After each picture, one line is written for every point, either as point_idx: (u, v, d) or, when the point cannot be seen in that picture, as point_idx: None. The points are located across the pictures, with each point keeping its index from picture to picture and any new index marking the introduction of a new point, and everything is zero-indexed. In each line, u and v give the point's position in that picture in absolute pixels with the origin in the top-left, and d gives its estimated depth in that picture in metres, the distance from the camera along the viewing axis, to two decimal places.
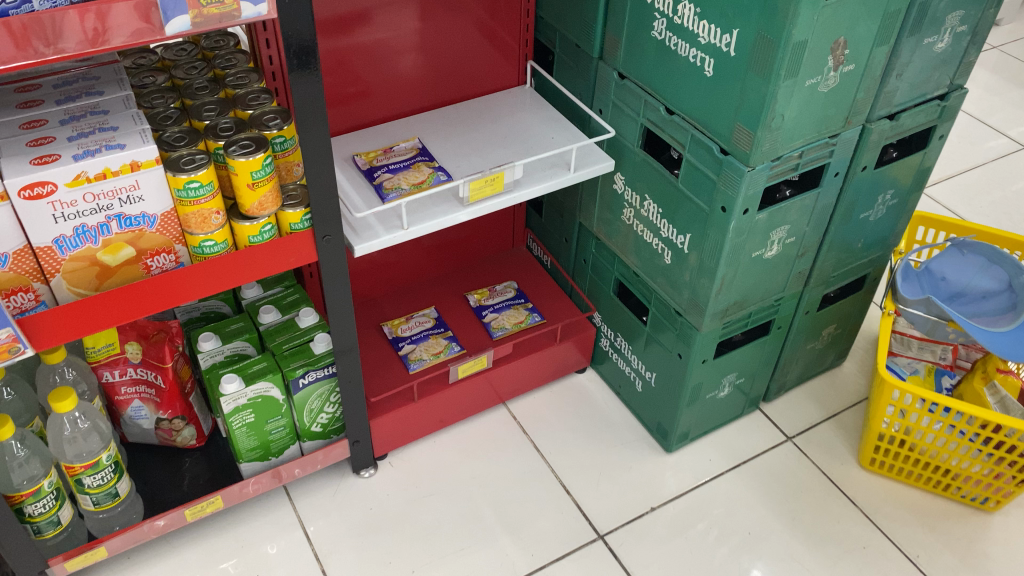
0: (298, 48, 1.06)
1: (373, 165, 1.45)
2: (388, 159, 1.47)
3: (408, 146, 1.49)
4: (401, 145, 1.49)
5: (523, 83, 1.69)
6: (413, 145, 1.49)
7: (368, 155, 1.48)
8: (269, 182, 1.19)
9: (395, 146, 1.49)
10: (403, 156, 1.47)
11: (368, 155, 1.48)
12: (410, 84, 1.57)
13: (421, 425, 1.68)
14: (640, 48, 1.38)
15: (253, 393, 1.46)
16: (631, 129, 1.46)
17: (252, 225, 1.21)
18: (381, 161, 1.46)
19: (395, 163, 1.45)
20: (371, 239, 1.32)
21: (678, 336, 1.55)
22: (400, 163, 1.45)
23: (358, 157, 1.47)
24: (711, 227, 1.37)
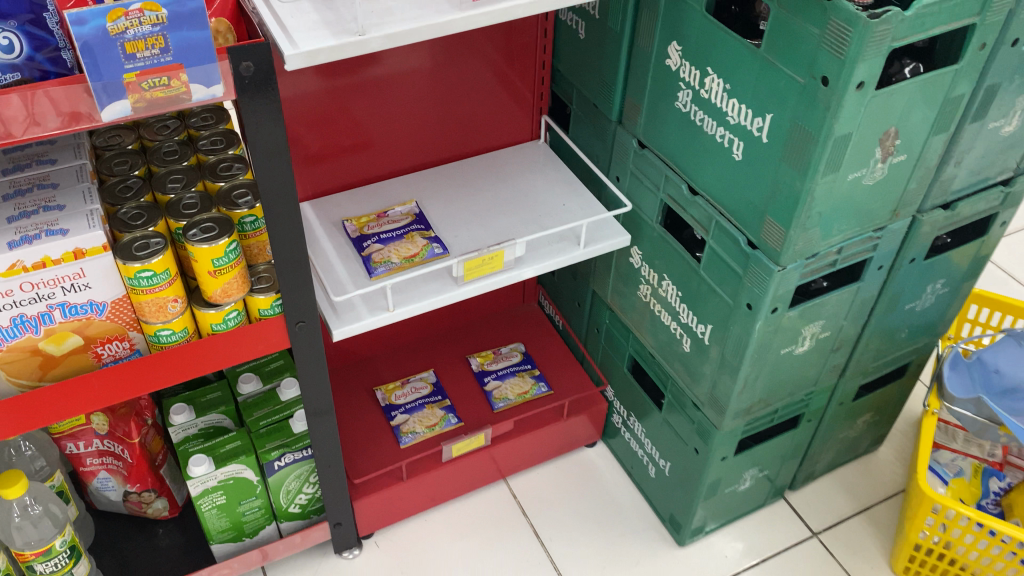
0: (262, 131, 0.93)
1: (363, 233, 1.32)
2: (381, 227, 1.33)
3: (403, 211, 1.36)
4: (396, 210, 1.36)
5: (537, 137, 1.55)
6: (409, 210, 1.36)
7: (359, 222, 1.34)
8: (234, 267, 1.06)
9: (389, 212, 1.36)
10: (397, 224, 1.34)
11: (359, 221, 1.34)
12: (412, 139, 1.43)
13: (411, 505, 1.55)
14: (662, 118, 1.23)
15: (224, 475, 1.34)
16: (650, 203, 1.31)
17: (216, 313, 1.08)
18: (373, 230, 1.33)
19: (388, 232, 1.32)
20: (349, 322, 1.18)
21: (695, 430, 1.40)
22: (393, 232, 1.32)
23: (348, 224, 1.34)
24: (734, 323, 1.22)
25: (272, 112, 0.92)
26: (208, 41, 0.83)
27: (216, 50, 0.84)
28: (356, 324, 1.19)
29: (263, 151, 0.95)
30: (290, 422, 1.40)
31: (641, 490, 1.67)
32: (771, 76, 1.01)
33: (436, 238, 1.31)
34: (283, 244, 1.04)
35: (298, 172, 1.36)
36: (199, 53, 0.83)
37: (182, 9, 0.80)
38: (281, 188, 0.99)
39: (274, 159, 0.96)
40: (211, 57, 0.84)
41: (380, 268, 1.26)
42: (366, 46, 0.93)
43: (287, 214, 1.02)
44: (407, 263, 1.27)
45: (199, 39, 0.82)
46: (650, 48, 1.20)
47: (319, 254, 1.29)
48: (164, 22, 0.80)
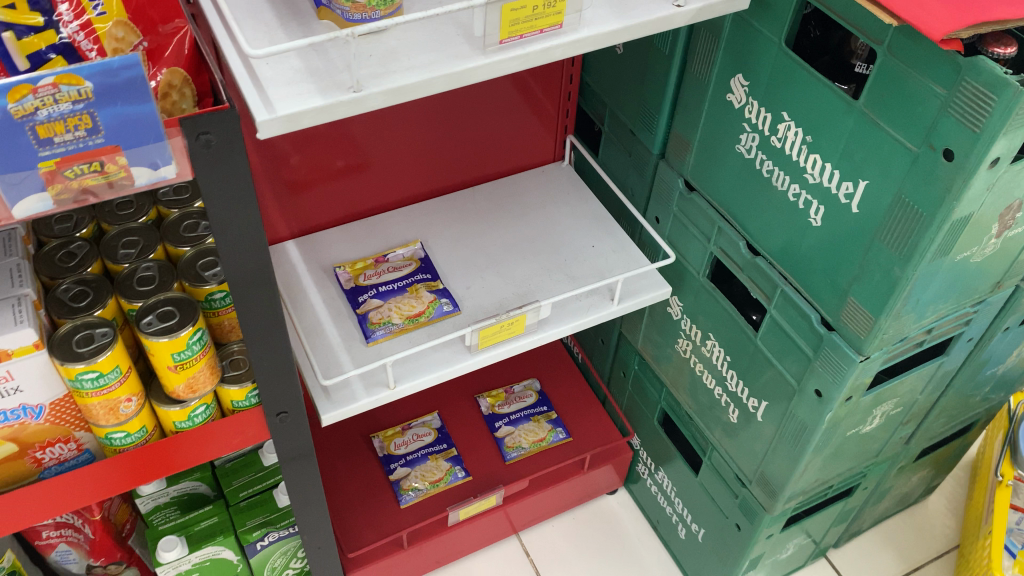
0: (231, 213, 0.73)
1: (359, 284, 1.12)
2: (379, 276, 1.13)
3: (406, 256, 1.16)
4: (398, 254, 1.16)
5: (560, 158, 1.34)
6: (413, 254, 1.16)
7: (354, 268, 1.14)
8: (201, 358, 0.88)
9: (390, 255, 1.16)
10: (399, 272, 1.14)
11: (354, 267, 1.15)
12: (418, 164, 1.22)
13: (412, 570, 1.39)
14: (718, 161, 1.03)
15: (198, 558, 1.17)
16: (697, 253, 1.12)
17: (181, 411, 0.90)
18: (370, 280, 1.13)
19: (388, 282, 1.12)
20: (342, 406, 0.99)
21: (739, 505, 1.23)
22: (394, 283, 1.12)
23: (341, 271, 1.14)
24: (797, 407, 1.03)
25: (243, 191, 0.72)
26: (153, 116, 0.62)
27: (165, 126, 0.63)
28: (350, 407, 1.00)
29: (233, 235, 0.75)
30: (274, 493, 1.22)
31: (668, 547, 1.51)
32: (870, 136, 0.81)
33: (443, 290, 1.11)
34: (262, 335, 0.85)
35: (282, 206, 1.15)
36: (141, 132, 0.62)
37: (113, 79, 0.59)
38: (257, 275, 0.79)
39: (247, 243, 0.76)
40: (158, 134, 0.63)
41: (378, 332, 1.06)
42: (364, 104, 0.72)
43: (264, 302, 0.82)
44: (409, 324, 1.07)
45: (140, 116, 0.62)
46: (707, 78, 0.99)
47: (305, 313, 1.09)
48: (90, 97, 0.59)
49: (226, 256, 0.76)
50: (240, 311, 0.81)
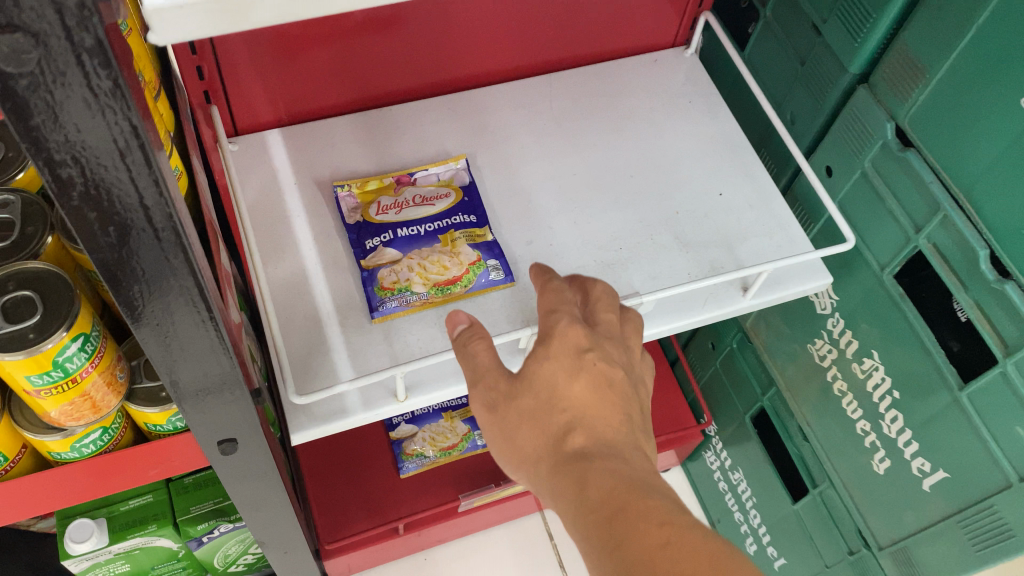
0: (100, 184, 0.35)
1: (369, 221, 0.74)
2: (400, 209, 0.74)
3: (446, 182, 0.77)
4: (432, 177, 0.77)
5: (684, 43, 0.92)
6: (455, 177, 0.77)
7: (365, 193, 0.76)
8: (88, 375, 0.52)
9: (420, 176, 0.77)
10: (429, 206, 0.74)
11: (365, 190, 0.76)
12: (477, 33, 0.81)
13: (403, 549, 1.10)
14: (973, 116, 0.62)
15: (123, 547, 0.87)
16: (885, 236, 0.73)
17: (60, 439, 0.56)
18: (387, 214, 0.74)
19: (413, 221, 0.73)
20: (325, 424, 0.65)
21: (849, 565, 0.90)
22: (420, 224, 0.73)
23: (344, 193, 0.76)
24: (1000, 505, 0.68)
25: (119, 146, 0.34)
26: None
27: None
28: (335, 424, 0.66)
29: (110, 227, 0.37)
30: None
31: None
32: None
33: (493, 245, 0.73)
34: (178, 358, 0.48)
35: (266, 78, 0.76)
36: None
37: None
38: (164, 281, 0.42)
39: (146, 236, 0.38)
40: None
41: (388, 306, 0.69)
42: None
43: (180, 317, 0.45)
44: (433, 297, 0.70)
45: None
46: None
47: (284, 261, 0.72)
48: None
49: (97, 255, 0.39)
50: (145, 331, 0.45)
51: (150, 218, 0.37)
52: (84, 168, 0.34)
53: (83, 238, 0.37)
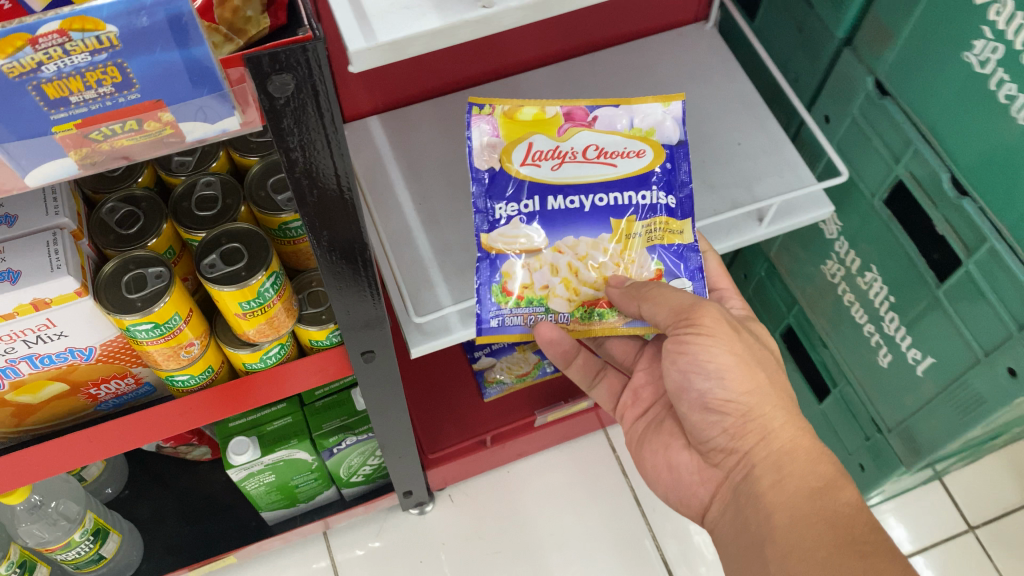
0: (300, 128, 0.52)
1: (534, 185, 0.83)
2: (545, 163, 0.83)
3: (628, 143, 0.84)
4: (612, 137, 0.84)
5: (703, 18, 1.08)
6: (655, 126, 0.84)
7: (512, 132, 0.83)
8: (275, 302, 0.72)
9: (598, 114, 0.84)
10: (606, 166, 0.84)
11: (512, 128, 0.83)
12: (533, 28, 0.98)
13: (491, 461, 1.32)
14: (932, 66, 0.78)
15: (272, 459, 1.08)
16: (877, 170, 0.89)
17: (252, 353, 0.76)
18: (533, 166, 0.83)
19: (574, 188, 0.83)
20: (436, 338, 0.84)
21: (870, 450, 1.08)
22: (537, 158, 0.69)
23: (481, 116, 0.83)
24: (974, 378, 0.86)
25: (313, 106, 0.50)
26: (207, 62, 0.43)
27: (223, 69, 0.45)
28: (445, 338, 0.84)
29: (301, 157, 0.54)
30: (353, 394, 1.12)
31: None
32: None
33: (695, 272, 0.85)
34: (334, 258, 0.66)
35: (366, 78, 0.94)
36: (191, 80, 0.44)
37: (146, 22, 0.40)
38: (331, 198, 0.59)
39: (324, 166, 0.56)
40: (214, 84, 0.45)
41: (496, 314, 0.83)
42: (494, 23, 0.51)
43: (346, 224, 0.62)
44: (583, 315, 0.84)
45: (184, 61, 0.43)
46: None
47: (392, 217, 0.91)
48: (116, 46, 0.40)
49: (297, 177, 0.56)
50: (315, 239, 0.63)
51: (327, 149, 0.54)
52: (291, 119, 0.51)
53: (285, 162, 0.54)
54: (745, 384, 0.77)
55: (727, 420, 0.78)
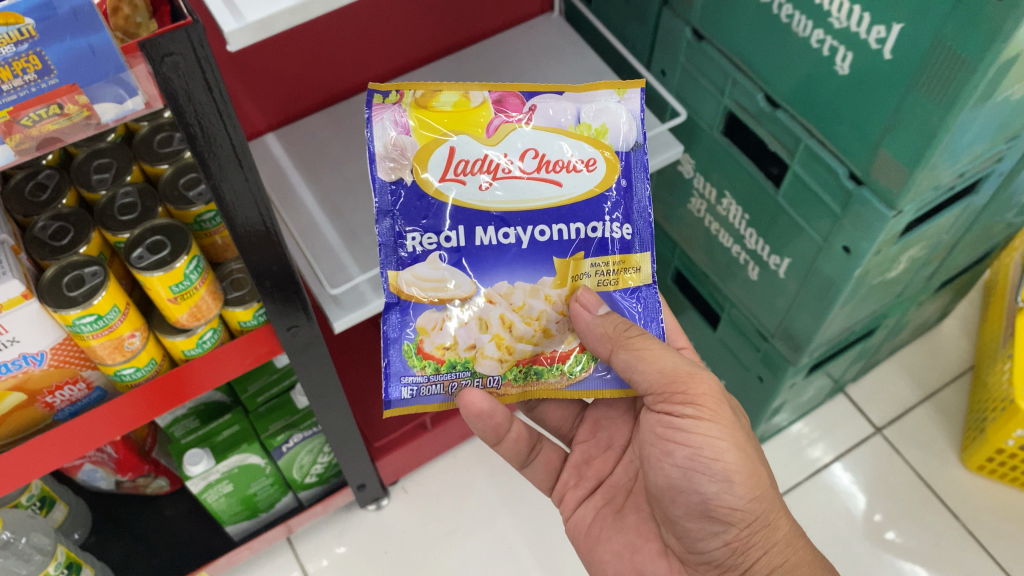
0: (205, 124, 0.65)
1: (457, 206, 0.80)
2: (472, 179, 0.80)
3: (577, 145, 0.81)
4: (555, 142, 0.81)
5: (550, 8, 1.23)
6: (606, 126, 0.81)
7: (423, 133, 0.80)
8: (201, 286, 0.82)
9: (535, 103, 0.81)
10: (548, 182, 0.81)
11: (421, 119, 0.80)
12: (399, 34, 1.11)
13: (436, 448, 1.42)
14: (730, 6, 0.93)
15: (227, 466, 1.15)
16: (709, 106, 1.04)
17: (188, 339, 0.86)
18: (456, 182, 0.80)
19: (506, 216, 0.80)
20: (353, 311, 0.93)
21: (762, 360, 1.22)
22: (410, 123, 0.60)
23: (385, 105, 0.80)
24: (822, 263, 1.00)
25: (212, 102, 0.63)
26: (107, 48, 0.54)
27: (124, 55, 0.56)
28: (362, 310, 0.94)
29: (206, 144, 0.67)
30: (292, 396, 1.22)
31: None
32: None
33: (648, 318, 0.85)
34: (252, 243, 0.79)
35: (258, 98, 1.05)
36: (97, 65, 0.55)
37: (56, 12, 0.51)
38: (240, 185, 0.72)
39: (231, 157, 0.69)
40: (117, 65, 0.56)
41: (410, 382, 0.82)
42: None
43: (247, 191, 0.73)
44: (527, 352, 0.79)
45: (89, 48, 0.54)
46: None
47: (299, 213, 1.00)
48: (34, 36, 0.51)
49: (199, 149, 0.67)
50: (233, 229, 0.76)
51: (231, 141, 0.68)
52: (195, 115, 0.64)
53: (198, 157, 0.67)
54: (750, 489, 0.81)
55: (729, 531, 0.82)
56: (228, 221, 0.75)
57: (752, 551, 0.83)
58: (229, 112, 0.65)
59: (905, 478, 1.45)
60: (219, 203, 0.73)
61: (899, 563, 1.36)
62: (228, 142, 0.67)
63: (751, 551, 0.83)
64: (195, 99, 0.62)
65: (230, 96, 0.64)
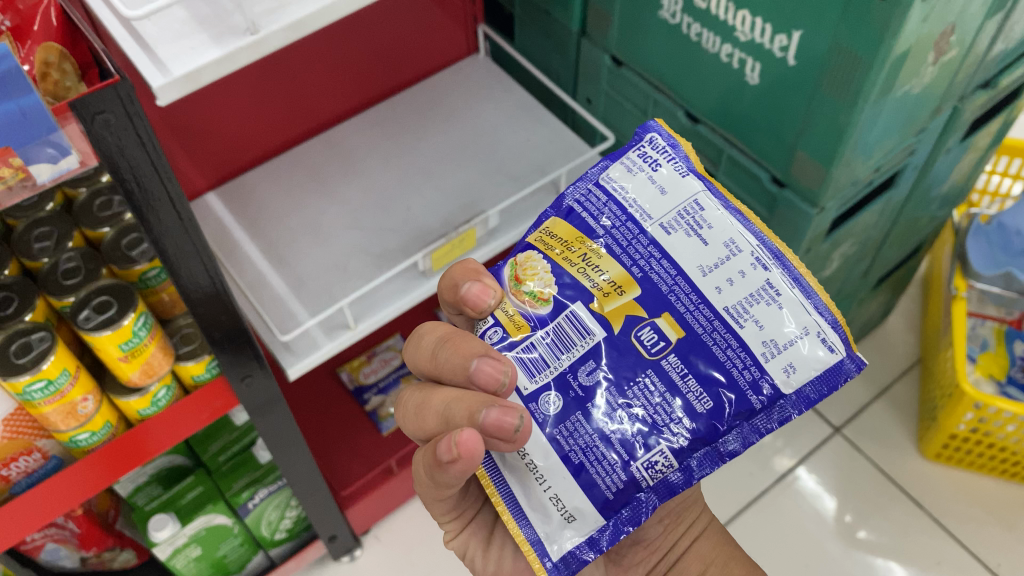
0: (143, 183, 0.67)
1: None
2: None
3: None
4: None
5: (475, 49, 1.27)
6: None
7: None
8: (150, 343, 0.83)
9: None
10: None
11: None
12: (330, 85, 1.13)
13: (405, 491, 1.42)
14: (644, 31, 0.97)
15: (192, 529, 1.14)
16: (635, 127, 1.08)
17: (141, 398, 0.86)
18: None
19: None
20: (306, 357, 0.94)
21: None
22: (740, 373, 0.59)
23: None
24: None
25: (148, 159, 0.65)
26: (38, 110, 0.56)
27: (55, 116, 0.57)
28: (315, 355, 0.95)
29: (144, 201, 0.68)
30: (254, 451, 1.21)
31: None
32: None
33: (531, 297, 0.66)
34: (202, 300, 0.80)
35: (196, 158, 1.06)
36: (29, 128, 0.56)
37: None
38: (185, 240, 0.74)
39: (172, 215, 0.71)
40: (49, 126, 0.57)
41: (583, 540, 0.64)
42: (264, 46, 0.66)
43: (188, 243, 0.74)
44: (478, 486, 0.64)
45: (19, 110, 0.55)
46: None
47: (245, 265, 1.01)
48: None
49: (137, 204, 0.68)
50: (180, 286, 0.77)
51: (172, 198, 0.69)
52: (134, 174, 0.66)
53: (140, 217, 0.69)
54: None
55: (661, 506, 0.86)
56: (175, 280, 0.76)
57: (678, 527, 0.86)
58: (166, 168, 0.67)
59: (867, 475, 1.48)
60: (163, 261, 0.74)
61: (871, 560, 1.38)
62: (169, 199, 0.69)
63: (678, 528, 0.86)
64: (130, 157, 0.64)
65: (163, 149, 0.66)
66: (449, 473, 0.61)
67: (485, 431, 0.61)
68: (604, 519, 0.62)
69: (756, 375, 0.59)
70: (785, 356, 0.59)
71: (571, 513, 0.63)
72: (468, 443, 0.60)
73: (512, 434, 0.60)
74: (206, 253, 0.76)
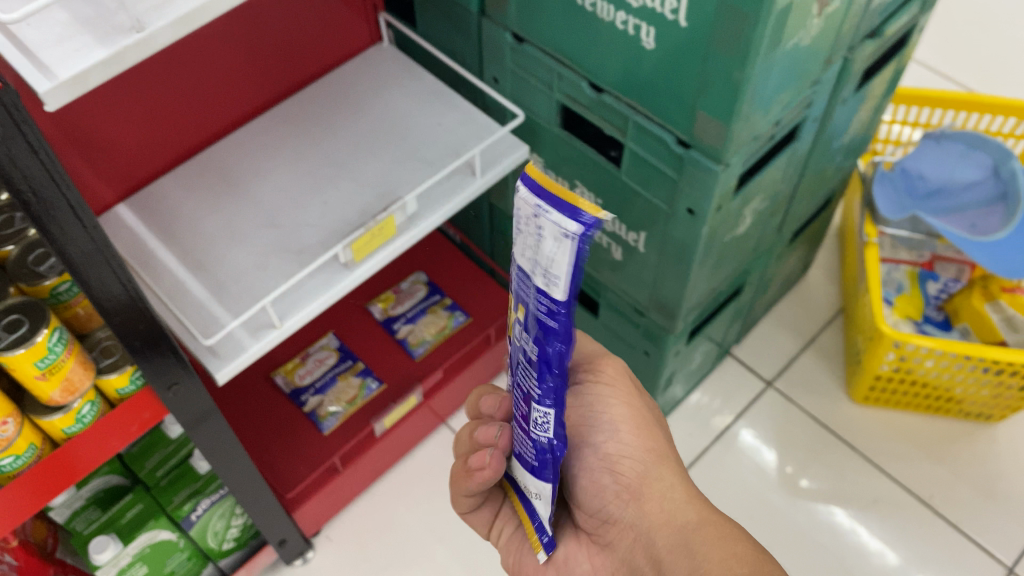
0: (40, 192, 0.65)
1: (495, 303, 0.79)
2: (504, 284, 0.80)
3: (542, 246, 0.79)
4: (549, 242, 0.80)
5: (379, 38, 1.26)
6: None
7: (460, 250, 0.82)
8: (67, 359, 0.81)
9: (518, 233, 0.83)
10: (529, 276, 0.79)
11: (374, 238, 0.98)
12: (233, 84, 1.12)
13: (353, 488, 1.41)
14: (541, 6, 0.99)
15: (136, 548, 1.13)
16: (543, 102, 1.09)
17: (65, 416, 0.85)
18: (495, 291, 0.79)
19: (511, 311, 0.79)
20: (233, 358, 0.93)
21: (645, 334, 1.29)
22: (524, 297, 0.55)
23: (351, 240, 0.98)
24: (674, 229, 1.06)
25: (41, 166, 0.64)
26: None
27: None
28: (242, 356, 0.94)
29: (43, 210, 0.66)
30: (192, 462, 1.20)
31: None
32: None
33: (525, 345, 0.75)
34: (119, 308, 0.78)
35: (101, 169, 1.04)
36: None
37: None
38: (95, 251, 0.72)
39: (76, 225, 0.69)
40: None
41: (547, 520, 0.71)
42: (151, 43, 0.66)
43: (96, 252, 0.72)
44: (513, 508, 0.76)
45: None
46: None
47: (162, 274, 0.99)
48: None
49: (36, 215, 0.66)
50: (92, 296, 0.76)
51: (72, 205, 0.68)
52: (28, 184, 0.64)
53: (41, 228, 0.68)
54: (637, 435, 0.81)
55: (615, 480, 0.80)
56: (84, 288, 0.74)
57: (636, 502, 0.79)
58: (61, 173, 0.66)
59: (803, 424, 1.52)
60: (73, 272, 0.73)
61: (814, 507, 1.43)
62: (70, 206, 0.68)
63: (633, 503, 0.79)
64: (21, 166, 0.63)
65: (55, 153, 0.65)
66: (475, 481, 0.76)
67: (480, 439, 0.75)
68: (540, 504, 0.70)
69: (517, 343, 0.61)
70: (522, 317, 0.58)
71: (532, 495, 0.70)
72: (491, 455, 0.74)
73: (495, 436, 0.74)
74: (119, 260, 0.75)
